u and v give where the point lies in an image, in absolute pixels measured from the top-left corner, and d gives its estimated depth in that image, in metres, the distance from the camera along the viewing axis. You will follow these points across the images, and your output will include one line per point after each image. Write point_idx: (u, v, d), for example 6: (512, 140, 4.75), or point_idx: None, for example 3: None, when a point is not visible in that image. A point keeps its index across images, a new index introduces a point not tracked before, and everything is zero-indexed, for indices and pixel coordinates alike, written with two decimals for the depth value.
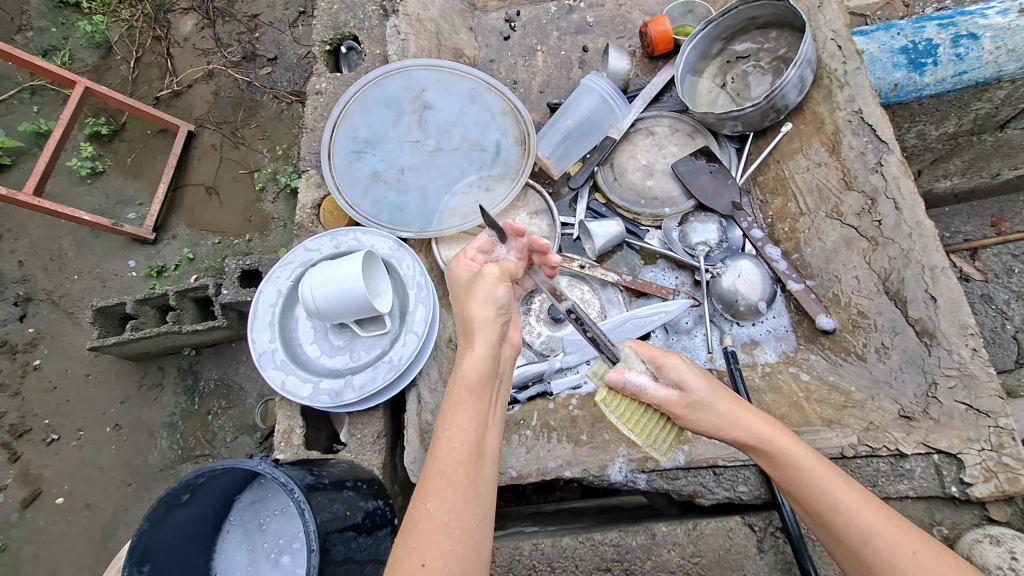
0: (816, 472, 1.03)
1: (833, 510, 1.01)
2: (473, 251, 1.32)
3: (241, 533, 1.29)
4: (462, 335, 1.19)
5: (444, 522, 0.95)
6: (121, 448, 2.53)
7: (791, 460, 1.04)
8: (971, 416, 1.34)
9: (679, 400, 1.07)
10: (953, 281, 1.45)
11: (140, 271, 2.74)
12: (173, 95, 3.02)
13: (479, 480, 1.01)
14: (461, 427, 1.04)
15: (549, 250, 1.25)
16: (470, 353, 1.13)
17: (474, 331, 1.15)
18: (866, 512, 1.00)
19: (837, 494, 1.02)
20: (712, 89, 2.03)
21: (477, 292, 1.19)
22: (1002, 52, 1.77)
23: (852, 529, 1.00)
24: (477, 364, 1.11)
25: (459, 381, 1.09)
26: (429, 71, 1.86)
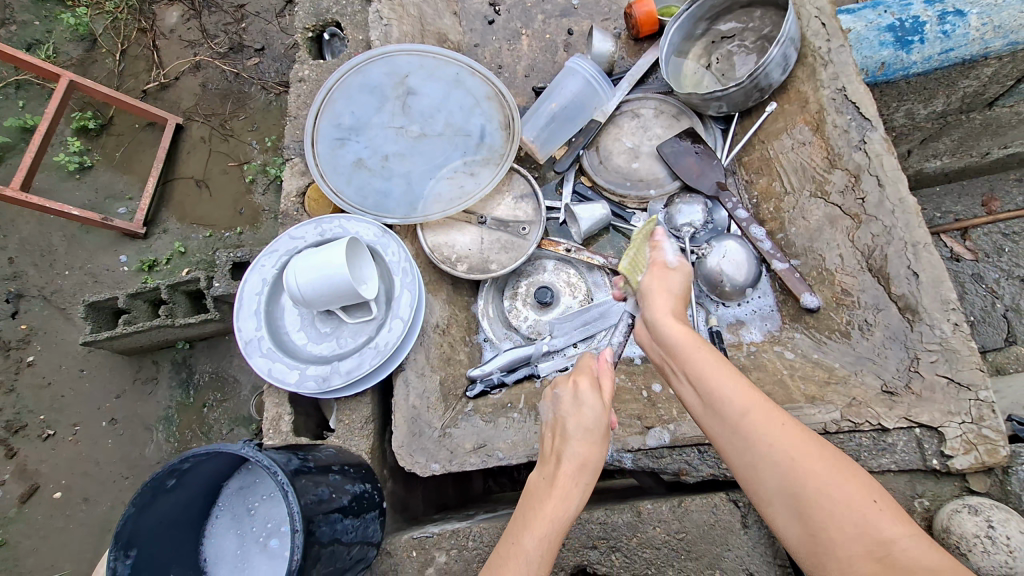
0: (715, 363, 1.01)
1: (728, 402, 0.98)
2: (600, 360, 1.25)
3: (229, 518, 1.30)
4: (560, 427, 1.18)
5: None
6: (117, 442, 2.54)
7: (697, 352, 1.03)
8: (952, 390, 1.35)
9: (660, 265, 1.19)
10: (935, 257, 1.45)
11: (131, 265, 2.73)
12: (160, 88, 3.00)
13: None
14: (547, 547, 1.05)
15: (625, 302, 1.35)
16: (584, 453, 1.12)
17: (567, 471, 1.10)
18: (761, 410, 0.96)
19: (734, 389, 0.98)
20: (698, 70, 2.01)
21: (576, 419, 1.15)
22: (989, 28, 1.75)
23: (741, 418, 0.96)
24: (578, 479, 1.10)
25: (563, 484, 1.09)
26: (413, 57, 1.84)
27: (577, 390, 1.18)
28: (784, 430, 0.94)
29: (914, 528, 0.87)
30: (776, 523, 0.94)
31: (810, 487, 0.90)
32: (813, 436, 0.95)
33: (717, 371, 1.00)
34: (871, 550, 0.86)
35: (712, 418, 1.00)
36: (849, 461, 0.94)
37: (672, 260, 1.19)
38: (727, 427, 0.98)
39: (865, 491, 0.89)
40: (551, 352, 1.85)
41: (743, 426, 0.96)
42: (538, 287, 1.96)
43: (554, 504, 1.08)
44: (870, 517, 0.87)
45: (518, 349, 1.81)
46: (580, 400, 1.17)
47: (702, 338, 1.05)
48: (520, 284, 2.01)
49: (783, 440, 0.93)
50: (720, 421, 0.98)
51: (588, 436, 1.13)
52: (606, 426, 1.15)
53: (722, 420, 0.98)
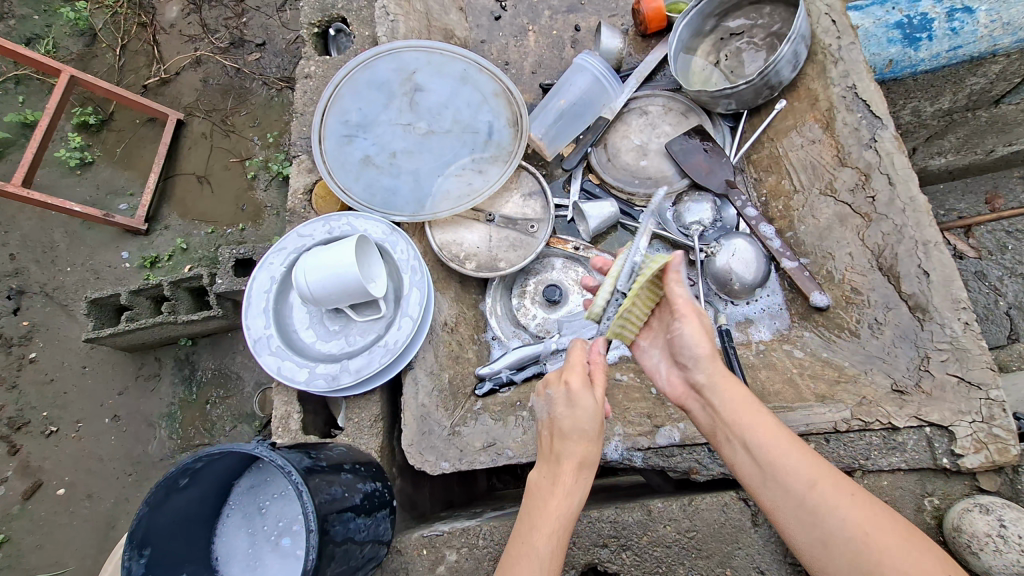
0: (768, 421, 1.12)
1: (793, 473, 1.05)
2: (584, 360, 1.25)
3: (240, 517, 1.30)
4: (556, 430, 1.20)
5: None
6: (121, 439, 2.54)
7: (762, 426, 1.11)
8: (962, 388, 1.35)
9: (686, 306, 1.22)
10: (945, 256, 1.45)
11: (133, 262, 2.72)
12: (161, 83, 2.98)
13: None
14: (557, 550, 1.11)
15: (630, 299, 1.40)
16: (583, 453, 1.17)
17: (571, 471, 1.15)
18: (824, 475, 1.04)
19: (802, 461, 1.06)
20: (706, 66, 2.00)
21: (574, 420, 1.18)
22: (997, 26, 1.75)
23: (808, 496, 1.02)
24: (580, 478, 1.16)
25: (567, 486, 1.15)
26: (420, 53, 1.82)
27: (570, 389, 1.20)
28: (840, 494, 1.01)
29: None
30: None
31: (884, 558, 0.94)
32: (879, 505, 1.01)
33: (773, 438, 1.09)
34: None
35: (778, 494, 1.05)
36: (909, 527, 0.99)
37: (692, 304, 1.21)
38: (795, 505, 1.03)
39: (930, 560, 0.94)
40: (559, 350, 1.85)
41: (811, 505, 1.02)
42: (546, 285, 1.95)
43: (558, 503, 1.14)
44: None
45: (527, 347, 1.83)
46: (576, 400, 1.19)
47: (758, 406, 1.15)
48: (528, 281, 2.02)
49: (852, 511, 0.99)
50: (788, 499, 1.04)
51: (585, 436, 1.18)
52: (601, 424, 1.19)
53: (788, 493, 1.04)
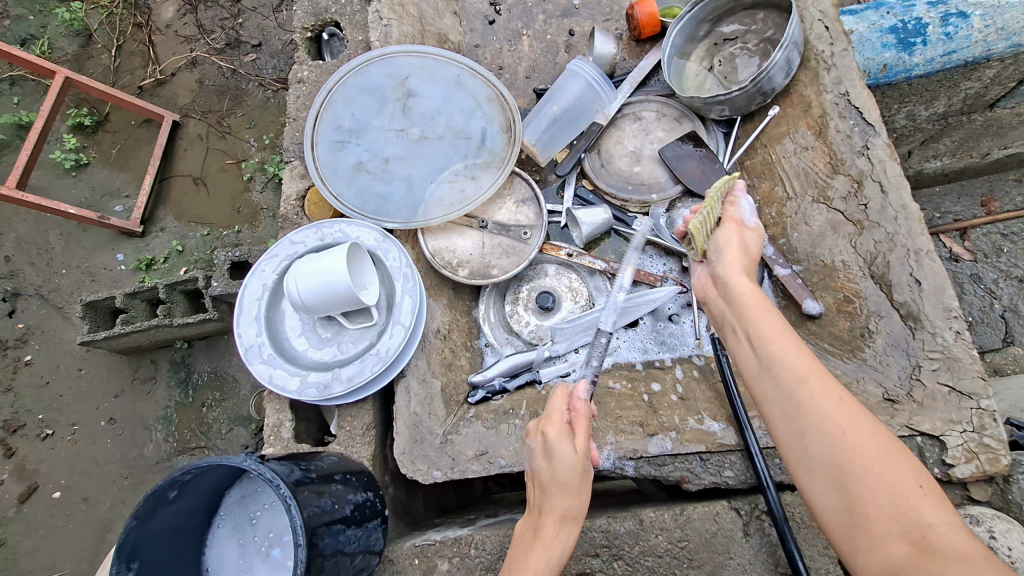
0: (771, 316, 1.14)
1: (786, 365, 1.05)
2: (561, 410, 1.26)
3: (231, 527, 1.30)
4: (539, 481, 1.22)
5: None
6: (116, 441, 2.53)
7: (765, 318, 1.14)
8: (953, 398, 1.35)
9: (738, 227, 1.33)
10: (937, 264, 1.46)
11: (129, 264, 2.72)
12: (157, 84, 2.97)
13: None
14: None
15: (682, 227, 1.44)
16: (563, 499, 1.17)
17: (555, 520, 1.16)
18: (806, 365, 1.04)
19: (795, 360, 1.05)
20: (700, 72, 1.99)
21: (556, 469, 1.19)
22: (992, 31, 1.74)
23: (796, 385, 1.02)
24: (558, 531, 1.15)
25: (544, 539, 1.15)
26: (413, 58, 1.82)
27: (547, 440, 1.21)
28: (827, 396, 0.99)
29: (956, 518, 0.86)
30: (812, 491, 0.97)
31: (858, 460, 0.92)
32: (876, 421, 0.97)
33: (786, 344, 1.07)
34: (907, 529, 0.86)
35: (769, 381, 1.06)
36: (902, 446, 0.94)
37: (751, 221, 1.35)
38: (784, 395, 1.03)
39: (913, 476, 0.90)
40: (553, 357, 1.85)
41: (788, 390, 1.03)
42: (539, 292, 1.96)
43: (538, 556, 1.13)
44: (914, 500, 0.88)
45: (520, 354, 1.82)
46: (552, 451, 1.20)
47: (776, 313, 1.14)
48: (521, 288, 2.00)
49: (834, 413, 0.97)
50: (777, 385, 1.05)
51: (566, 488, 1.18)
52: (581, 473, 1.19)
53: (777, 381, 1.05)
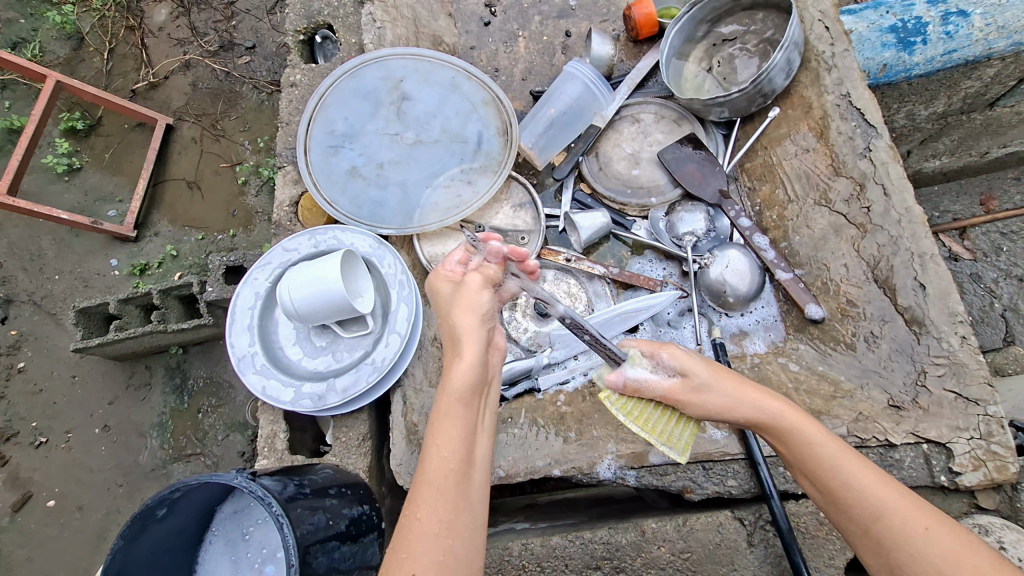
0: (751, 391, 1.12)
1: (859, 503, 0.98)
2: (451, 263, 1.34)
3: (223, 543, 1.27)
4: (450, 345, 1.18)
5: (434, 530, 0.93)
6: (112, 449, 2.49)
7: (760, 395, 1.11)
8: (960, 405, 1.33)
9: (683, 387, 1.13)
10: (942, 268, 1.43)
11: (123, 269, 2.68)
12: (150, 88, 2.92)
13: (469, 492, 0.98)
14: (446, 457, 1.01)
15: (526, 256, 1.33)
16: (459, 360, 1.12)
17: (461, 340, 1.15)
18: (808, 425, 1.07)
19: (811, 429, 1.06)
20: (699, 73, 1.97)
21: (462, 299, 1.21)
22: (992, 29, 1.72)
23: (876, 525, 0.97)
24: (468, 388, 1.09)
25: (449, 399, 1.07)
26: (407, 61, 1.79)
27: (452, 299, 1.23)
28: (856, 466, 1.01)
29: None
30: None
31: None
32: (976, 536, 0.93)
33: (850, 470, 1.01)
34: None
35: (843, 518, 1.01)
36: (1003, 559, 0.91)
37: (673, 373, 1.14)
38: (864, 532, 0.98)
39: None
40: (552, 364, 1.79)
41: (809, 455, 1.05)
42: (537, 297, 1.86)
43: (445, 410, 1.06)
44: None
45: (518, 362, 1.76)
46: (455, 309, 1.21)
47: (840, 440, 1.05)
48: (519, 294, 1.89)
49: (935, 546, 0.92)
50: (853, 522, 0.99)
51: (465, 338, 1.15)
52: (478, 315, 1.19)
53: (849, 518, 1.00)
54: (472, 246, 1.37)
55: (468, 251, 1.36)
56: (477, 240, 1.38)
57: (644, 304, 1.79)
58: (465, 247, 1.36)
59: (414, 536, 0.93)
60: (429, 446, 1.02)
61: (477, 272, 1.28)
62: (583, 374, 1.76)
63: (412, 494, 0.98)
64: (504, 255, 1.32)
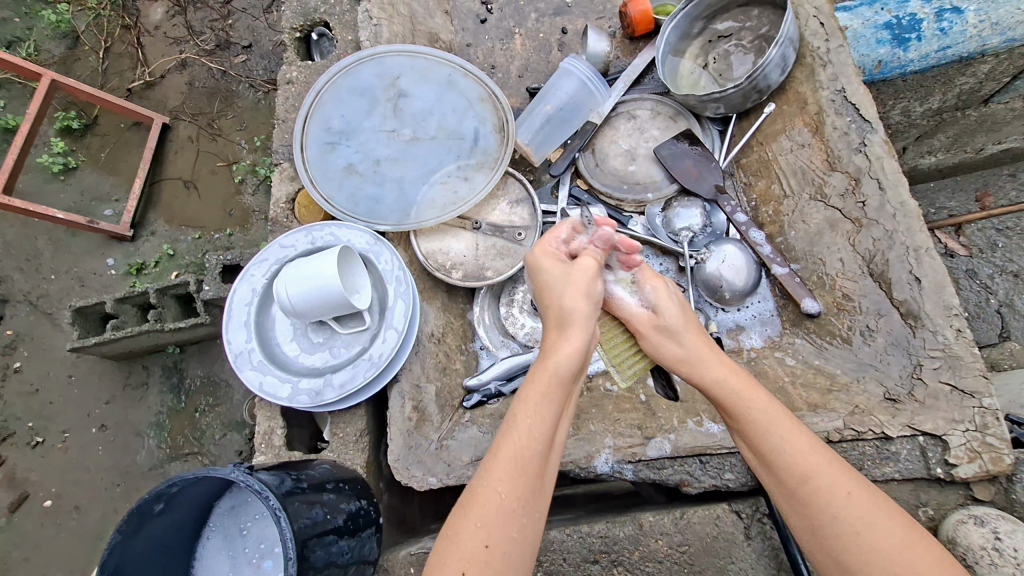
0: (710, 358, 1.13)
1: (794, 468, 1.01)
2: (556, 239, 1.24)
3: (221, 539, 1.27)
4: (552, 321, 1.13)
5: (511, 507, 0.97)
6: (108, 449, 2.49)
7: (715, 360, 1.13)
8: (955, 397, 1.34)
9: (649, 320, 1.18)
10: (937, 262, 1.44)
11: (119, 269, 2.67)
12: (145, 87, 2.92)
13: (545, 477, 1.01)
14: (539, 442, 1.01)
15: (636, 251, 1.17)
16: (566, 343, 1.07)
17: (572, 322, 1.09)
18: (749, 389, 1.09)
19: (754, 393, 1.08)
20: (695, 69, 1.97)
21: (575, 283, 1.13)
22: (986, 25, 1.73)
23: (807, 486, 0.99)
24: (569, 383, 1.07)
25: (551, 384, 1.04)
26: (404, 57, 1.79)
27: (586, 275, 1.14)
28: (787, 426, 1.05)
29: None
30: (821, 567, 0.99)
31: None
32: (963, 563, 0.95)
33: (802, 444, 1.03)
34: None
35: (772, 476, 1.04)
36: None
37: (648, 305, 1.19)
38: (790, 491, 1.01)
39: None
40: None
41: (745, 417, 1.07)
42: None
43: (547, 394, 1.03)
44: None
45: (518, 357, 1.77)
46: (567, 287, 1.13)
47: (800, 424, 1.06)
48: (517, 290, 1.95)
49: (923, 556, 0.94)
50: (782, 482, 1.02)
51: (584, 324, 1.09)
52: (591, 305, 1.11)
53: (780, 479, 1.02)
54: (581, 223, 1.27)
55: (576, 229, 1.26)
56: (587, 221, 1.27)
57: None
58: (572, 224, 1.25)
59: (491, 509, 0.96)
60: (521, 420, 1.02)
61: (590, 256, 1.18)
62: None
63: (491, 464, 1.01)
64: (613, 242, 1.20)
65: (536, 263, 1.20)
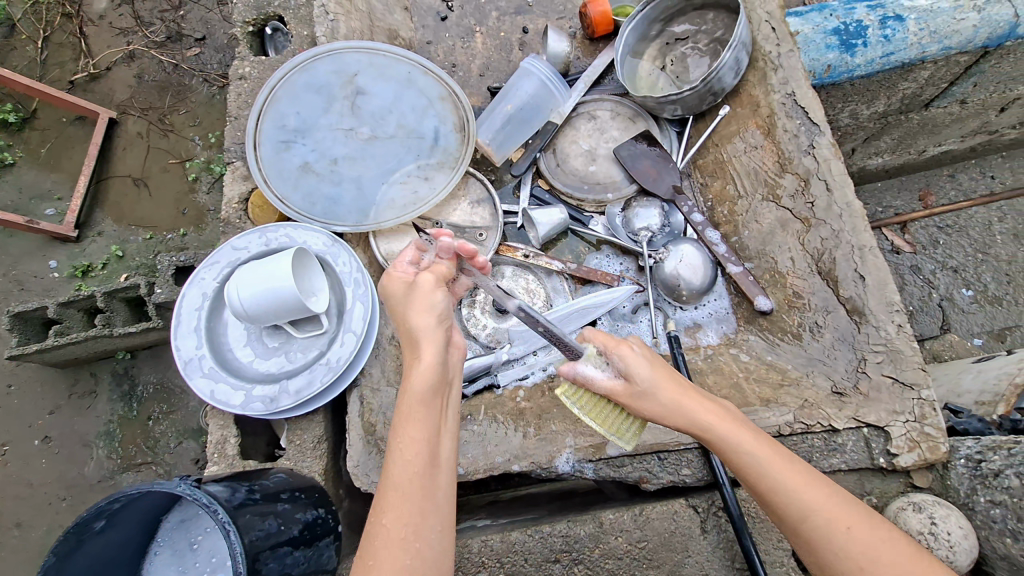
0: (686, 398, 1.11)
1: (795, 506, 1.02)
2: (403, 265, 1.29)
3: (169, 554, 1.22)
4: (407, 345, 1.17)
5: (400, 535, 0.96)
6: (53, 461, 2.36)
7: (690, 405, 1.11)
8: (897, 389, 1.40)
9: (625, 390, 1.13)
10: (879, 260, 1.50)
11: (62, 271, 2.53)
12: (90, 79, 2.77)
13: (435, 496, 1.01)
14: (412, 465, 1.02)
15: (477, 254, 1.24)
16: (419, 362, 1.11)
17: (420, 341, 1.13)
18: (732, 429, 1.09)
19: (738, 434, 1.09)
20: (652, 71, 2.00)
21: (416, 300, 1.18)
22: (926, 33, 1.81)
23: (814, 521, 1.01)
24: (426, 401, 1.08)
25: (411, 407, 1.07)
26: (362, 54, 1.75)
27: (421, 287, 1.19)
28: (774, 466, 1.06)
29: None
30: None
31: None
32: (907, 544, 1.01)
33: (786, 476, 1.04)
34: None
35: (776, 517, 1.05)
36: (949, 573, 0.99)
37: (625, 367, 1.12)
38: (796, 531, 1.03)
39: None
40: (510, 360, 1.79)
41: (739, 460, 1.08)
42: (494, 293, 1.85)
43: (412, 417, 1.06)
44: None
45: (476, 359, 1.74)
46: (410, 299, 1.19)
47: (784, 454, 1.08)
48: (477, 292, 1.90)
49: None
50: (787, 522, 1.04)
51: (428, 340, 1.14)
52: (436, 317, 1.17)
53: (787, 521, 1.04)
54: (423, 243, 1.33)
55: (419, 249, 1.32)
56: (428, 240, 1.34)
57: (602, 299, 1.79)
58: (416, 245, 1.31)
59: (382, 542, 0.96)
60: (393, 450, 1.04)
61: (430, 270, 1.24)
62: (542, 369, 1.76)
63: (377, 501, 1.01)
64: (454, 250, 1.27)
65: (389, 296, 1.25)
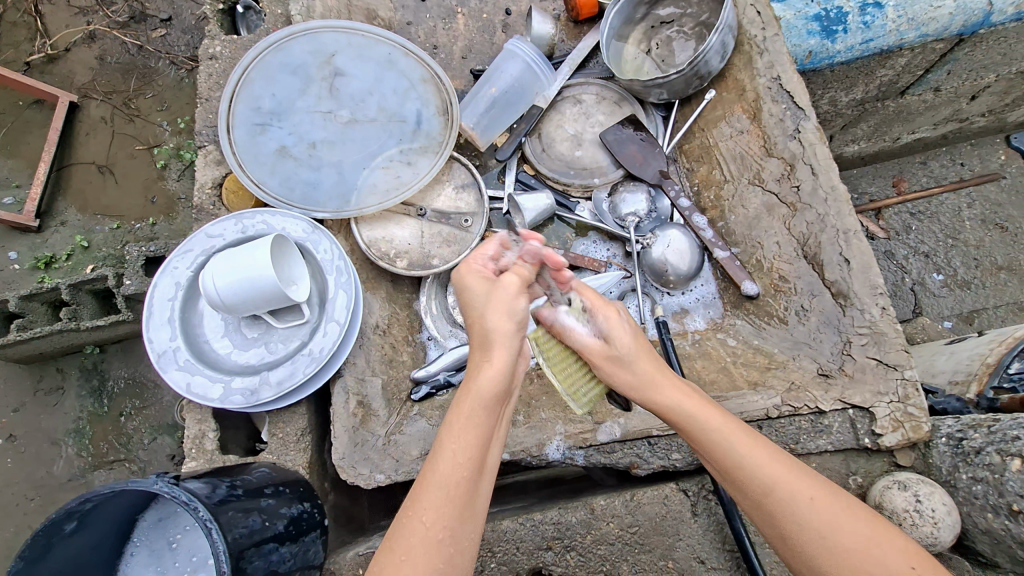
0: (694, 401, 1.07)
1: (795, 505, 0.99)
2: (482, 257, 1.12)
3: (146, 555, 1.18)
4: (475, 340, 1.05)
5: (437, 537, 0.93)
6: (19, 460, 2.26)
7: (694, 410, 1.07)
8: (880, 371, 1.42)
9: (602, 351, 1.12)
10: (864, 243, 1.51)
11: (24, 263, 2.41)
12: (47, 60, 2.63)
13: (475, 504, 0.97)
14: (465, 467, 0.96)
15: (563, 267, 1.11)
16: (489, 364, 1.01)
17: (493, 342, 1.01)
18: (729, 431, 1.05)
19: (730, 433, 1.04)
20: (638, 55, 1.98)
21: (496, 302, 1.03)
22: (904, 21, 1.81)
23: (811, 517, 0.98)
24: (495, 406, 1.01)
25: (477, 405, 0.98)
26: (339, 34, 1.70)
27: (504, 285, 1.05)
28: (779, 465, 1.02)
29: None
30: None
31: None
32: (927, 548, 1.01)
33: (787, 475, 1.01)
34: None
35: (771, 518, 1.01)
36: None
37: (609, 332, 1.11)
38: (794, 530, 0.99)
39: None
40: None
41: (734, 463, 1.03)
42: None
43: (478, 421, 0.98)
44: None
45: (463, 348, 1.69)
46: (492, 293, 1.04)
47: (789, 458, 1.04)
48: None
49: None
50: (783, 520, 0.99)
51: (509, 342, 1.02)
52: (517, 322, 1.04)
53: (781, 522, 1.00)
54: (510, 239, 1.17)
55: (503, 245, 1.16)
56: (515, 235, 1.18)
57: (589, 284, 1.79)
58: (500, 240, 1.15)
59: (416, 540, 0.92)
60: (440, 450, 0.97)
61: (514, 272, 1.09)
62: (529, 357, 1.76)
63: (417, 493, 0.96)
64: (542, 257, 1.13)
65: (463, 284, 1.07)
